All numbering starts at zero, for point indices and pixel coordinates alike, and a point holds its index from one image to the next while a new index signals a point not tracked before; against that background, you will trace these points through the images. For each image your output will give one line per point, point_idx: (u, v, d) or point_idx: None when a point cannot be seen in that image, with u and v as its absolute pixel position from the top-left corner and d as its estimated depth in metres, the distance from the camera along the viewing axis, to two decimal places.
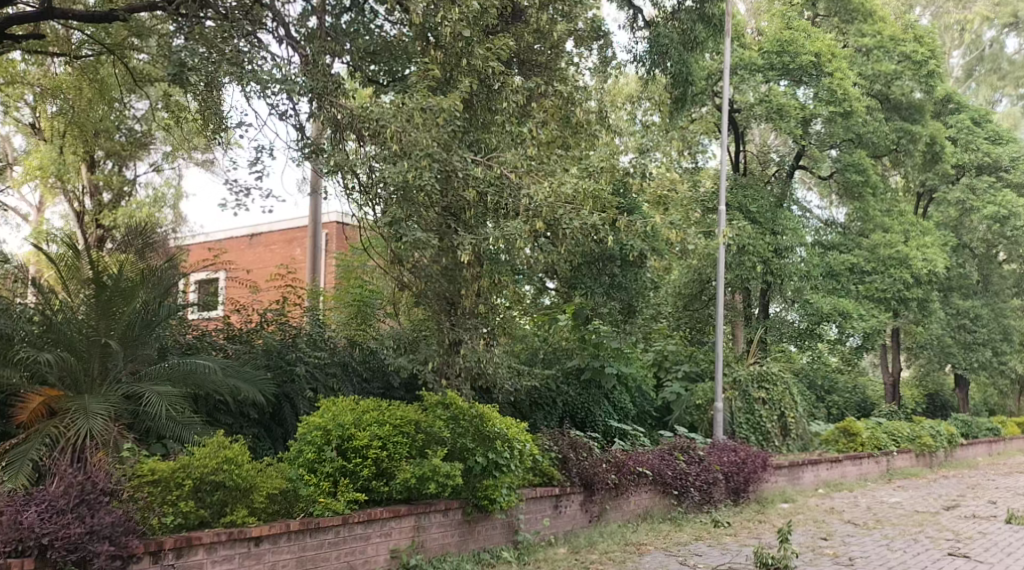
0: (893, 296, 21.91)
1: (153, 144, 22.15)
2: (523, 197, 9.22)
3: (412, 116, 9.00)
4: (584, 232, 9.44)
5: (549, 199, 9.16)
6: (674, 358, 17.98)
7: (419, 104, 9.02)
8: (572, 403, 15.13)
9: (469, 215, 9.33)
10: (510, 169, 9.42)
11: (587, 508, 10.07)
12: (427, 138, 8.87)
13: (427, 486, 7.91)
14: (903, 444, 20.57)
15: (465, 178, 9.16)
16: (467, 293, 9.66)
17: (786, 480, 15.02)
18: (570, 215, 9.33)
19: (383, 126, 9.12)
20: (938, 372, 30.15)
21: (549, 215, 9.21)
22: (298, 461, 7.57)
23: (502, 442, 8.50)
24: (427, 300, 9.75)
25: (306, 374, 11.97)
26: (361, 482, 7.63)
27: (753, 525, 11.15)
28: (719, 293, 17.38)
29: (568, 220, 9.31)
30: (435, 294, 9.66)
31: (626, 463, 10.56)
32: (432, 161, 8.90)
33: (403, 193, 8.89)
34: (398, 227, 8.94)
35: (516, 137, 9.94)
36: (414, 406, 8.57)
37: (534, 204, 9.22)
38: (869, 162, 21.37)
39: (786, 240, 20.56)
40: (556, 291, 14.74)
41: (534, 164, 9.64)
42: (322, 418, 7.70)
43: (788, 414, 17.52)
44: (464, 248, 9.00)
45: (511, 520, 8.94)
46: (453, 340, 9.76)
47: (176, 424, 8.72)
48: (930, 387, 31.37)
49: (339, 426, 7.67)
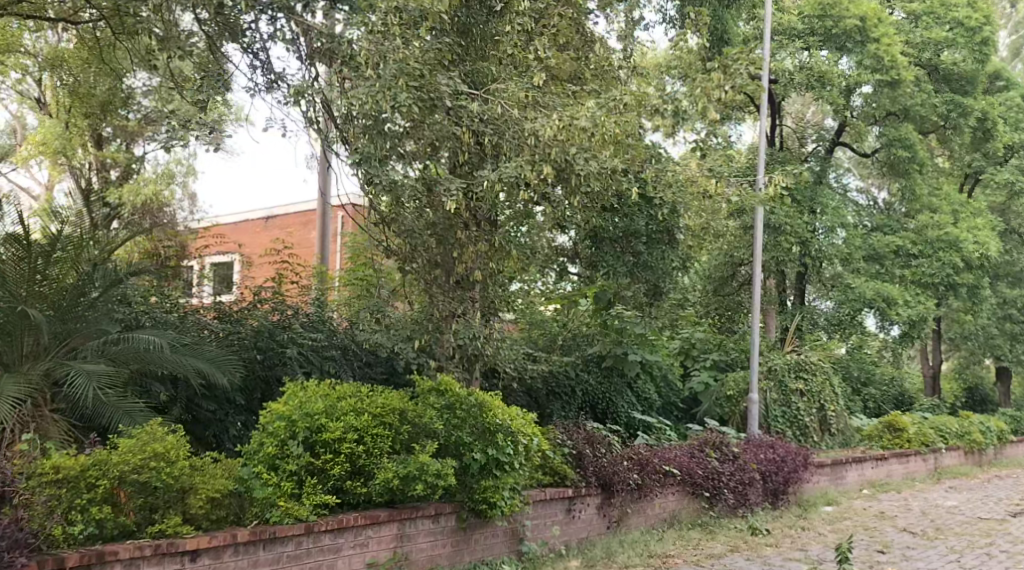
0: (941, 282, 20.33)
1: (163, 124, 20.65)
2: (527, 133, 8.09)
3: (387, 25, 7.90)
4: (602, 176, 8.38)
5: (559, 134, 8.05)
6: (702, 346, 16.56)
7: (395, 3, 7.89)
8: (593, 393, 13.77)
9: (463, 159, 8.32)
10: (512, 102, 8.26)
11: (605, 513, 8.78)
12: (401, 49, 7.81)
13: (412, 488, 6.61)
14: (952, 441, 19.07)
15: (455, 110, 8.09)
16: (462, 260, 8.42)
17: (829, 480, 13.65)
18: (581, 154, 8.26)
19: (355, 49, 8.04)
20: (979, 364, 28.55)
21: (557, 158, 8.09)
22: (257, 458, 6.26)
23: (503, 436, 7.22)
24: (418, 268, 8.46)
25: (299, 357, 10.61)
26: (332, 483, 6.33)
27: (795, 532, 9.83)
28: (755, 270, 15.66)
29: (580, 160, 8.22)
30: (428, 259, 8.40)
31: (651, 461, 9.24)
32: (408, 82, 7.81)
33: (373, 123, 7.84)
34: (370, 167, 7.86)
35: (519, 67, 8.96)
36: (401, 393, 7.27)
37: (541, 143, 8.09)
38: (917, 137, 19.89)
39: (826, 220, 19.13)
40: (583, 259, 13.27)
41: (537, 96, 8.52)
42: (287, 407, 6.38)
43: (829, 407, 16.08)
44: (450, 195, 7.84)
45: (515, 528, 7.66)
46: (445, 314, 8.50)
47: (110, 406, 7.53)
48: (970, 380, 29.59)
49: (307, 415, 6.35)
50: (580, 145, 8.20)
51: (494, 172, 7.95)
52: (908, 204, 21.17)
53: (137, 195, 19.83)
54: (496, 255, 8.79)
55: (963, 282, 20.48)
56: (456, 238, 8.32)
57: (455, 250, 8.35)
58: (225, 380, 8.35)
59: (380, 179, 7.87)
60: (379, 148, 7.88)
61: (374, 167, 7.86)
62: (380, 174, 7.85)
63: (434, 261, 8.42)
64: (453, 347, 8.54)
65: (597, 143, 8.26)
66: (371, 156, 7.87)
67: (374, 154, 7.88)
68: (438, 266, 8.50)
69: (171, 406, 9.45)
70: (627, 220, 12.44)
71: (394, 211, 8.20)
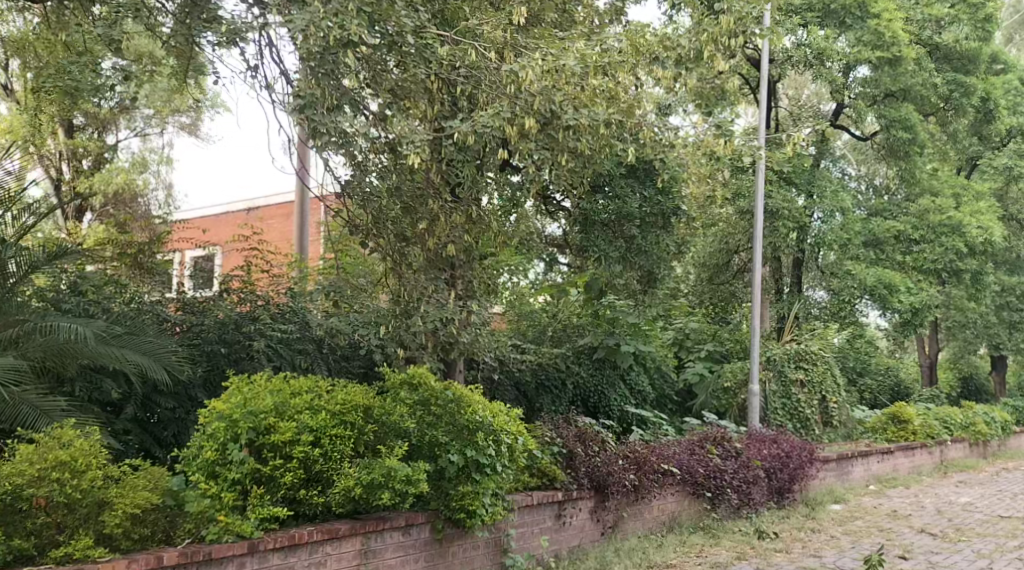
0: (945, 268, 19.58)
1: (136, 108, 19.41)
2: (507, 80, 7.37)
3: None
4: (594, 130, 7.85)
5: (545, 84, 7.40)
6: (696, 337, 15.72)
7: None
8: (584, 386, 12.86)
9: (415, 109, 7.61)
10: (489, 45, 7.54)
11: (600, 518, 7.95)
12: None
13: (377, 497, 5.78)
14: (956, 432, 18.34)
15: (423, 56, 7.36)
16: (436, 236, 7.77)
17: (835, 476, 12.88)
18: (569, 102, 7.67)
19: None
20: (973, 354, 27.94)
21: (543, 110, 7.49)
22: (195, 465, 5.42)
23: (481, 435, 6.40)
24: (385, 245, 7.61)
25: (267, 350, 9.69)
26: (282, 493, 5.46)
27: (805, 535, 9.02)
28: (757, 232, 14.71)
29: (568, 110, 7.64)
30: (395, 231, 7.60)
31: (649, 460, 8.35)
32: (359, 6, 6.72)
33: (320, 63, 6.74)
34: (313, 113, 6.77)
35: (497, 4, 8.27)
36: (366, 386, 6.41)
37: (522, 95, 7.48)
38: (918, 117, 18.85)
39: (826, 204, 18.15)
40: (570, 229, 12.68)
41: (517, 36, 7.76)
42: (229, 405, 5.49)
43: (830, 399, 15.20)
44: (412, 148, 7.14)
45: (498, 538, 6.85)
46: (415, 299, 7.70)
47: (28, 405, 6.76)
48: (965, 371, 28.97)
49: (251, 414, 5.45)
50: (567, 94, 7.59)
51: (467, 123, 7.36)
52: (908, 188, 20.38)
53: (105, 184, 18.67)
54: (476, 230, 8.06)
55: (967, 269, 19.74)
56: (430, 208, 7.66)
57: (419, 221, 7.65)
58: (164, 376, 7.55)
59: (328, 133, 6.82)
60: (327, 96, 6.84)
61: (320, 116, 6.79)
62: (331, 128, 6.77)
63: (405, 235, 7.65)
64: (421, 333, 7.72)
65: (586, 96, 7.76)
66: (316, 102, 6.78)
67: (320, 101, 6.81)
68: (412, 244, 7.72)
69: (123, 404, 8.49)
70: (620, 200, 11.88)
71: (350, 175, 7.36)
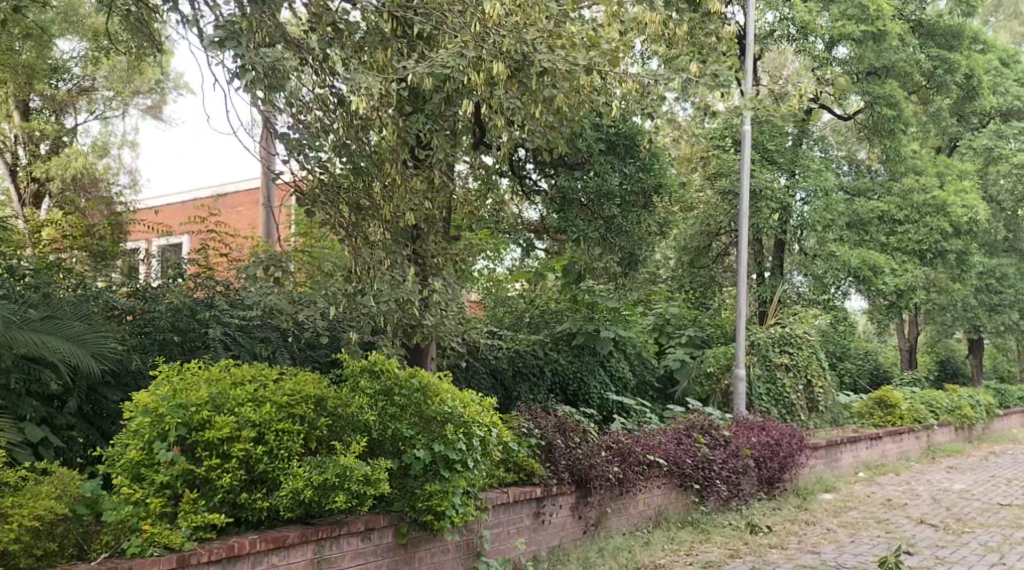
0: (929, 248, 19.11)
1: (96, 89, 18.06)
2: (474, 18, 7.16)
3: None
4: (570, 77, 7.33)
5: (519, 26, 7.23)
6: (676, 322, 15.12)
7: None
8: (562, 373, 12.20)
9: (381, 53, 7.29)
10: None
11: (581, 515, 7.33)
12: None
13: (331, 500, 5.13)
14: (943, 416, 17.90)
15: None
16: (390, 201, 7.10)
17: (825, 463, 12.35)
18: (541, 43, 7.32)
19: None
20: (950, 338, 27.62)
21: (513, 53, 7.15)
22: (118, 466, 4.79)
23: (449, 428, 5.78)
24: (331, 212, 6.80)
25: (224, 339, 8.84)
26: (219, 497, 4.83)
27: (799, 529, 8.45)
28: (744, 203, 13.91)
29: (541, 50, 7.25)
30: (351, 199, 6.90)
31: (633, 451, 7.74)
32: None
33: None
34: (235, 42, 6.14)
35: None
36: (321, 375, 5.80)
37: (490, 38, 7.17)
38: (902, 94, 18.16)
39: (808, 183, 17.55)
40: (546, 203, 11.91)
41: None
42: (154, 398, 4.86)
43: (816, 383, 14.71)
44: (357, 89, 6.61)
45: (470, 541, 6.22)
46: (366, 266, 6.82)
47: None
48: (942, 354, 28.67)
49: (179, 409, 4.82)
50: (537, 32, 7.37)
51: (424, 63, 7.10)
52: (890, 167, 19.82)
53: (63, 170, 17.06)
54: (438, 198, 7.93)
55: (952, 249, 19.27)
56: (386, 173, 7.15)
57: (374, 185, 7.03)
58: (91, 365, 6.92)
59: (255, 68, 6.16)
60: (258, 30, 6.52)
61: (245, 49, 6.15)
62: (258, 61, 6.14)
63: (359, 204, 6.93)
64: (378, 313, 6.99)
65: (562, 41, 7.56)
66: (239, 34, 6.18)
67: (245, 36, 6.22)
68: (370, 219, 6.97)
69: (65, 395, 7.60)
70: (599, 177, 11.30)
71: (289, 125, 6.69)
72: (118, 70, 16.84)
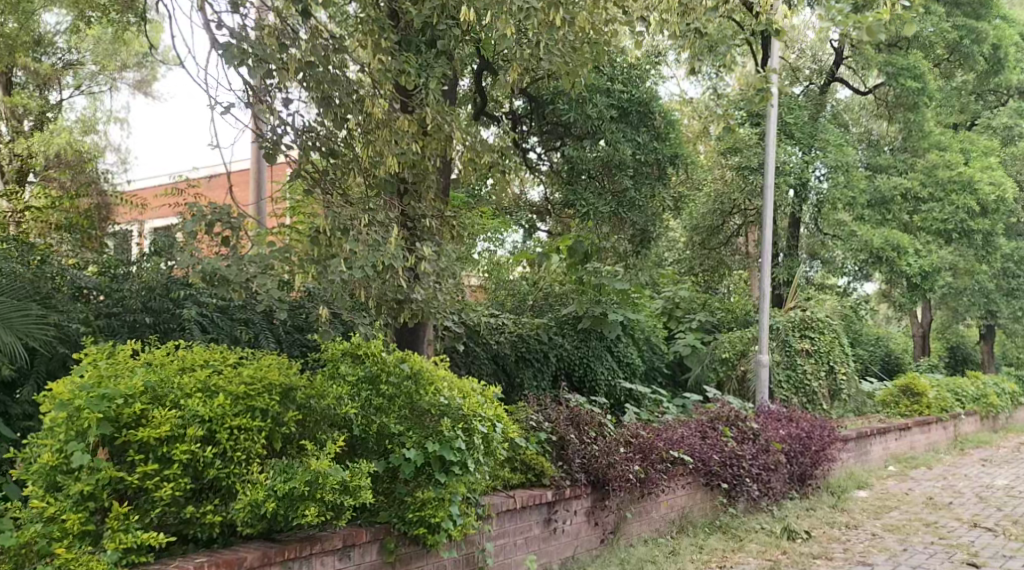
0: (955, 229, 17.90)
1: (87, 68, 16.12)
2: None
3: None
4: None
5: None
6: (687, 306, 14.04)
7: None
8: (568, 359, 10.79)
9: None
10: None
11: (598, 521, 6.38)
12: None
13: (300, 515, 4.21)
14: (969, 405, 16.93)
15: None
16: (365, 141, 6.36)
17: (854, 458, 11.38)
18: None
19: None
20: (962, 325, 26.53)
21: None
22: (27, 474, 3.86)
23: (445, 424, 4.89)
24: (300, 159, 6.09)
25: (201, 322, 7.56)
26: (156, 510, 3.92)
27: (840, 534, 7.50)
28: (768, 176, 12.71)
29: None
30: (321, 145, 6.17)
31: (655, 447, 6.78)
32: None
33: None
34: None
35: None
36: (293, 360, 4.87)
37: None
38: (927, 66, 16.94)
39: (831, 158, 16.17)
40: (551, 175, 11.04)
41: None
42: (73, 389, 3.93)
43: (840, 370, 13.65)
44: None
45: (470, 554, 5.29)
46: (341, 229, 5.95)
47: None
48: (953, 340, 27.60)
49: (102, 401, 3.89)
50: None
51: None
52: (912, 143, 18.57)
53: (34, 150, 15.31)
54: (430, 143, 6.93)
55: (979, 229, 18.06)
56: (368, 112, 6.30)
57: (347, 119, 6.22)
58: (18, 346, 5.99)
59: None
60: None
61: None
62: None
63: (332, 149, 6.23)
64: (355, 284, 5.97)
65: None
66: None
67: None
68: (345, 171, 6.31)
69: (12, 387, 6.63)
70: (610, 147, 10.38)
71: (234, 35, 5.72)
72: (100, 40, 15.36)
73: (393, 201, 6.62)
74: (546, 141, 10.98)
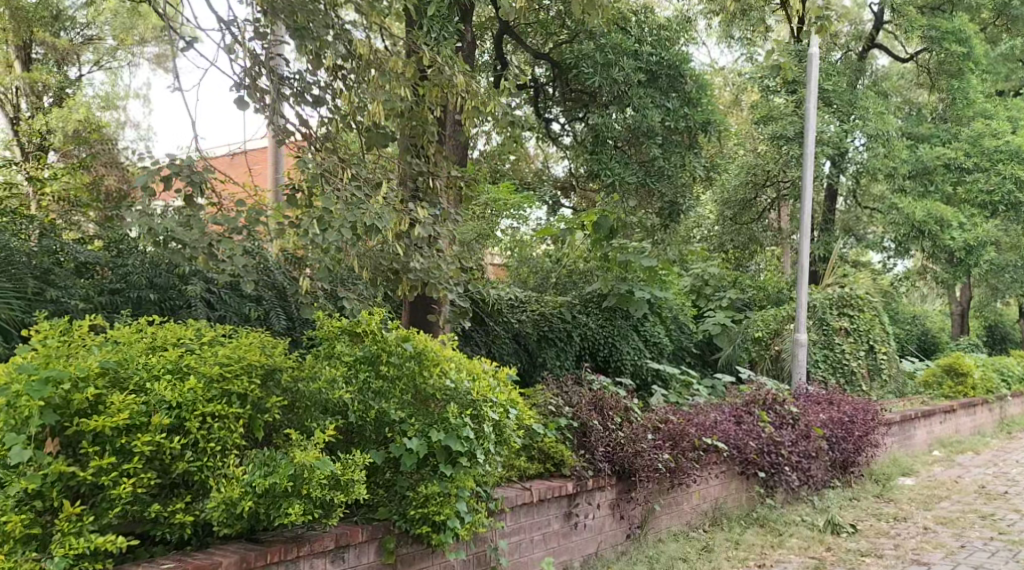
0: (1002, 200, 16.42)
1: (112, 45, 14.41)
2: None
3: None
4: None
5: None
6: (716, 284, 13.38)
7: None
8: (592, 338, 10.22)
9: None
10: None
11: (624, 514, 5.84)
12: None
13: (281, 512, 3.87)
14: (1015, 386, 16.17)
15: None
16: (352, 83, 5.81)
17: (897, 442, 10.73)
18: None
19: None
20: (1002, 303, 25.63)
21: None
22: None
23: (451, 410, 4.37)
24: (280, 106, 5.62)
25: (205, 300, 7.04)
26: (115, 507, 3.59)
27: (888, 527, 6.92)
28: (807, 143, 11.83)
29: None
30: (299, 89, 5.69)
31: (687, 434, 6.19)
32: None
33: None
34: None
35: None
36: (279, 340, 4.47)
37: None
38: (972, 29, 16.00)
39: (871, 127, 15.18)
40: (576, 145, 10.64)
41: None
42: (16, 372, 3.58)
43: (880, 349, 13.05)
44: None
45: (481, 554, 4.83)
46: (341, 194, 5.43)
47: None
48: (991, 319, 26.66)
49: (47, 386, 3.53)
50: None
51: None
52: None
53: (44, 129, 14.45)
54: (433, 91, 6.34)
55: None
56: (357, 52, 5.80)
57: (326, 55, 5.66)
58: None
59: None
60: None
61: None
62: None
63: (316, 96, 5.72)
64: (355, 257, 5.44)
65: None
66: None
67: None
68: (337, 125, 5.83)
69: None
70: (639, 114, 9.67)
71: None
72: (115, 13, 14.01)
73: (396, 162, 6.11)
74: (569, 111, 10.47)
